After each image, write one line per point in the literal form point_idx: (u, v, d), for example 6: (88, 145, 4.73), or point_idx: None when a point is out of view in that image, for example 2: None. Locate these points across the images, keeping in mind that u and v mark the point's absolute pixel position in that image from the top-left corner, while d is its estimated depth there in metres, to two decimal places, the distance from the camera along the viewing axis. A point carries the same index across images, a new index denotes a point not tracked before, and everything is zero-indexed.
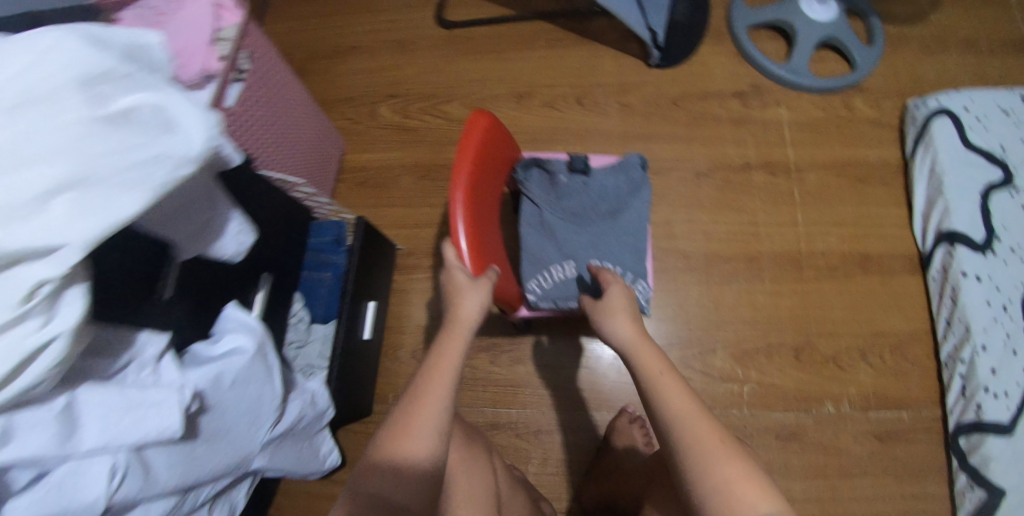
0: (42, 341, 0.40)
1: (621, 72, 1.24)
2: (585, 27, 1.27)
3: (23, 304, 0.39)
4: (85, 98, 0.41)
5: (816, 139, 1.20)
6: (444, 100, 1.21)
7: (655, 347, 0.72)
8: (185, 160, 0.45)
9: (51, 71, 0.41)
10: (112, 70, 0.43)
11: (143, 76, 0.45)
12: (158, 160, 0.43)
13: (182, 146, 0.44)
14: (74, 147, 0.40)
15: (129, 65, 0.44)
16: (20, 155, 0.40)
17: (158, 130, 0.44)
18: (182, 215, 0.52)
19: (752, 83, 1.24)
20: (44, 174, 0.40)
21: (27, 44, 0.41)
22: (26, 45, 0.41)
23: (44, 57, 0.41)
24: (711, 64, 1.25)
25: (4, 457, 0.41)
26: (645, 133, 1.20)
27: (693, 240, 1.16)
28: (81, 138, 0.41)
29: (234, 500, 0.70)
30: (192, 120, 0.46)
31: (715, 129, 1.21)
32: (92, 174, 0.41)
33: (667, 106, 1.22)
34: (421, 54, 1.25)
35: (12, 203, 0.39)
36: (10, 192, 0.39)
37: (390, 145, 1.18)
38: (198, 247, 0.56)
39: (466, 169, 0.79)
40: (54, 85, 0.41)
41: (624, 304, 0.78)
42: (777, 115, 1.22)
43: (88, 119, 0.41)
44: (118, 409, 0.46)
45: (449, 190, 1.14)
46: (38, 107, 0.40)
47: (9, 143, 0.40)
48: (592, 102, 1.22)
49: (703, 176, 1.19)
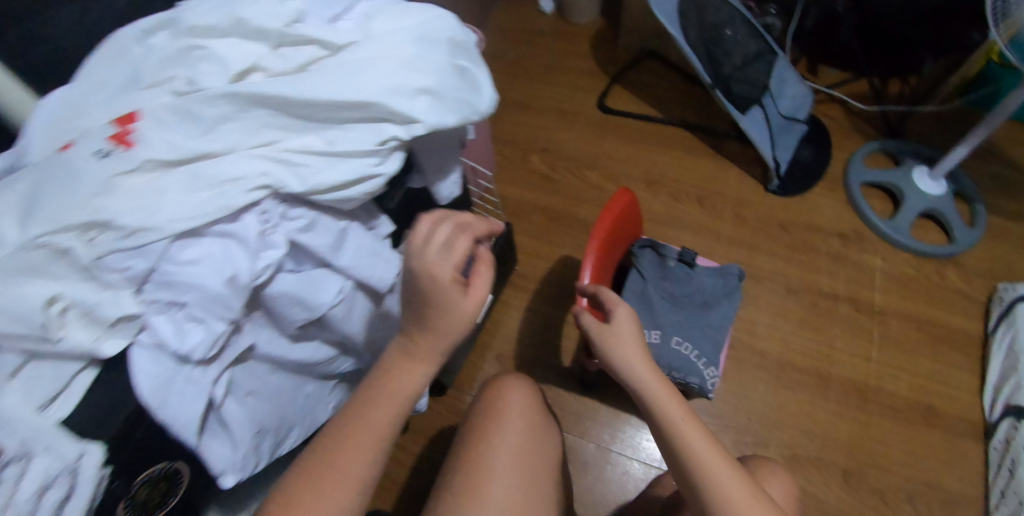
0: (375, 175, 0.55)
1: (740, 187, 1.42)
2: (720, 144, 1.47)
3: (378, 145, 0.55)
4: (449, 50, 0.59)
5: (905, 291, 1.30)
6: (586, 166, 1.42)
7: (668, 385, 0.74)
8: (482, 111, 0.61)
9: (436, 28, 0.59)
10: (464, 43, 0.61)
11: (474, 53, 0.63)
12: (471, 104, 0.60)
13: (486, 103, 0.61)
14: (438, 71, 0.57)
15: (470, 45, 0.62)
16: (408, 63, 0.56)
17: (474, 86, 0.61)
18: (436, 150, 0.70)
19: (856, 228, 1.37)
20: (419, 78, 0.56)
21: (425, 10, 0.60)
22: (423, 11, 0.59)
23: (434, 21, 0.59)
24: (822, 203, 1.40)
25: (303, 240, 0.55)
26: (749, 241, 1.35)
27: (771, 344, 1.25)
28: (441, 70, 0.57)
29: (348, 392, 0.83)
30: (490, 92, 0.63)
31: (813, 256, 1.34)
32: (442, 91, 0.57)
33: (774, 225, 1.37)
34: (577, 126, 1.48)
35: (398, 85, 0.55)
36: (398, 79, 0.55)
37: (532, 187, 1.39)
38: (429, 181, 0.74)
39: (606, 225, 0.93)
40: (435, 36, 0.59)
41: (631, 334, 0.78)
42: (873, 261, 1.33)
43: (449, 62, 0.58)
44: (368, 249, 0.60)
45: (571, 236, 1.32)
46: (423, 44, 0.58)
47: (404, 55, 0.56)
48: (709, 203, 1.39)
49: (793, 292, 1.30)
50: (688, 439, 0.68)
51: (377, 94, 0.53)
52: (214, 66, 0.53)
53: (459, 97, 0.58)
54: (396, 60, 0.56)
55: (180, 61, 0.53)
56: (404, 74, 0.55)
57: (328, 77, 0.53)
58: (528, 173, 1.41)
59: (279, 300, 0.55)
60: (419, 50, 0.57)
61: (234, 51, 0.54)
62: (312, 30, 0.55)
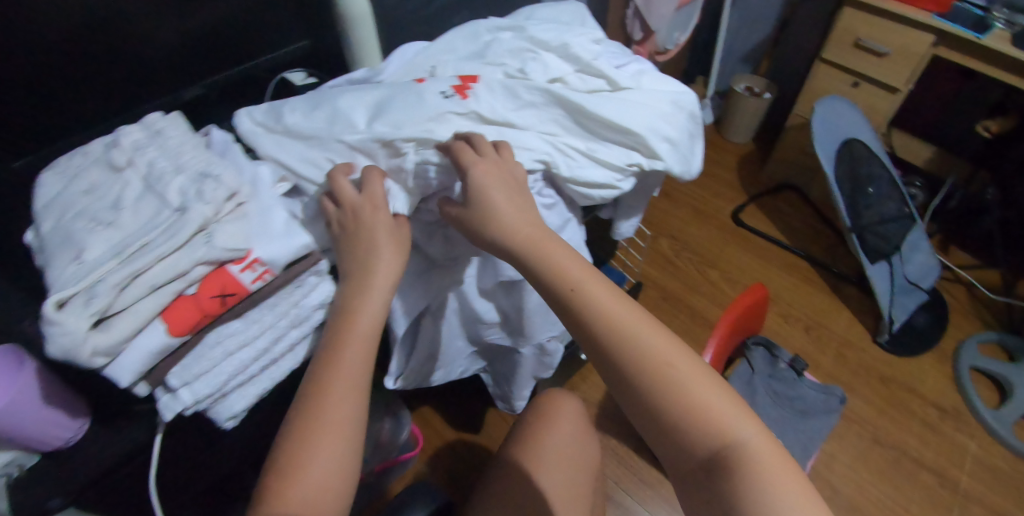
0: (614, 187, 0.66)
1: (849, 330, 1.45)
2: (839, 286, 1.52)
3: (625, 165, 0.66)
4: (690, 120, 0.71)
5: (996, 483, 1.25)
6: (708, 263, 1.51)
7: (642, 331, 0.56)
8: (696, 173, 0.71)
9: (686, 101, 0.72)
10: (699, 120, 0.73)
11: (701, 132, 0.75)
12: (694, 164, 0.70)
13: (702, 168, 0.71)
14: (682, 129, 0.69)
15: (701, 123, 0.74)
16: (664, 115, 0.68)
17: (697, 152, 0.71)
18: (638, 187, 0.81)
19: (957, 406, 1.35)
20: (669, 127, 0.67)
21: (680, 87, 0.73)
22: (677, 87, 0.73)
23: (684, 95, 0.72)
24: (928, 371, 1.40)
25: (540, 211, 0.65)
26: (845, 382, 1.37)
27: (846, 486, 1.24)
28: (684, 129, 0.69)
29: (474, 365, 0.91)
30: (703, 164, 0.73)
31: (908, 417, 1.33)
32: (681, 145, 0.68)
33: (874, 375, 1.39)
34: (708, 229, 1.59)
35: (654, 126, 0.66)
36: (656, 122, 0.66)
37: (655, 266, 1.49)
38: (619, 212, 0.85)
39: (739, 309, 1.02)
40: (685, 106, 0.71)
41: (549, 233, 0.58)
42: (968, 443, 1.30)
43: (689, 127, 0.70)
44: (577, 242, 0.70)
45: (679, 319, 1.39)
46: (675, 107, 0.70)
47: (663, 109, 0.68)
48: (815, 335, 1.44)
49: (879, 444, 1.29)
50: (700, 415, 0.54)
51: (641, 126, 0.65)
52: (540, 66, 0.66)
53: (687, 155, 0.69)
54: (660, 111, 0.67)
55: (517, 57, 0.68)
56: (660, 120, 0.67)
57: (611, 103, 0.65)
58: (654, 253, 1.51)
59: None
60: (672, 110, 0.69)
61: (553, 61, 0.67)
62: (606, 65, 0.68)
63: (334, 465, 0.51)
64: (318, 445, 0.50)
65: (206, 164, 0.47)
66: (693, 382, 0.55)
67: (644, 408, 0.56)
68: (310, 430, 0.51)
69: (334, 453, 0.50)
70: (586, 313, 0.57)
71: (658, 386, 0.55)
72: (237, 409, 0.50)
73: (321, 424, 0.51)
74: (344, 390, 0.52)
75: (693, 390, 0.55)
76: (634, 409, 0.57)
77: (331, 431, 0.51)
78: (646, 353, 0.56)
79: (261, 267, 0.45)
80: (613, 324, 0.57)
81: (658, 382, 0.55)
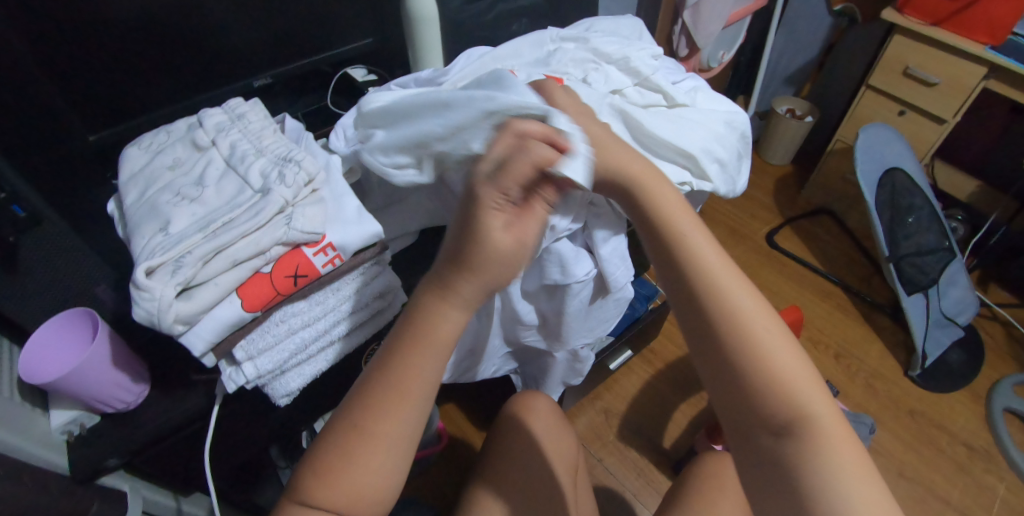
0: None
1: (879, 362, 1.43)
2: (871, 316, 1.50)
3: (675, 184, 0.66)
4: (740, 141, 0.71)
5: None
6: None
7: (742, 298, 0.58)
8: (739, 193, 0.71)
9: (736, 122, 0.72)
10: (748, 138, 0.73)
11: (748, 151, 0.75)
12: (739, 184, 0.71)
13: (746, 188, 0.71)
14: (732, 150, 0.69)
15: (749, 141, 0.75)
16: (715, 136, 0.68)
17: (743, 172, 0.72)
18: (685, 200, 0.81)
19: (986, 446, 1.32)
20: (721, 149, 0.67)
21: (728, 108, 0.73)
22: (727, 108, 0.73)
23: (735, 116, 0.72)
24: (958, 409, 1.38)
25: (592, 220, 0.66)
26: (871, 413, 1.36)
27: None
28: (733, 151, 0.69)
29: (507, 365, 0.93)
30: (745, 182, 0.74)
31: (935, 454, 1.31)
32: (731, 166, 0.68)
33: (902, 409, 1.37)
34: (742, 251, 1.60)
35: (706, 147, 0.66)
36: (708, 143, 0.67)
37: None
38: None
39: None
40: (735, 127, 0.71)
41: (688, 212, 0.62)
42: (996, 484, 1.27)
43: (739, 148, 0.70)
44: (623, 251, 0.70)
45: None
46: (727, 128, 0.70)
47: (715, 130, 0.69)
48: (844, 364, 1.42)
49: (904, 478, 1.27)
50: (774, 384, 0.56)
51: (694, 146, 0.65)
52: (603, 79, 0.68)
53: (734, 176, 0.70)
54: (714, 132, 0.68)
55: (582, 67, 0.70)
56: (713, 141, 0.67)
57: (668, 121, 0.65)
58: None
59: (551, 255, 0.67)
60: (723, 130, 0.70)
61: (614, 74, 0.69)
62: (663, 82, 0.68)
63: (377, 470, 0.53)
64: (367, 455, 0.53)
65: (286, 149, 0.50)
66: (775, 350, 0.56)
67: (729, 382, 0.57)
68: (357, 436, 0.53)
69: (380, 461, 0.53)
70: (692, 263, 0.60)
71: (737, 348, 0.57)
72: (292, 388, 0.52)
73: (373, 438, 0.53)
74: (397, 404, 0.54)
75: (776, 357, 0.56)
76: (709, 373, 0.58)
77: (377, 442, 0.53)
78: (738, 317, 0.57)
79: (333, 251, 0.47)
80: (708, 284, 0.59)
81: (742, 347, 0.56)
